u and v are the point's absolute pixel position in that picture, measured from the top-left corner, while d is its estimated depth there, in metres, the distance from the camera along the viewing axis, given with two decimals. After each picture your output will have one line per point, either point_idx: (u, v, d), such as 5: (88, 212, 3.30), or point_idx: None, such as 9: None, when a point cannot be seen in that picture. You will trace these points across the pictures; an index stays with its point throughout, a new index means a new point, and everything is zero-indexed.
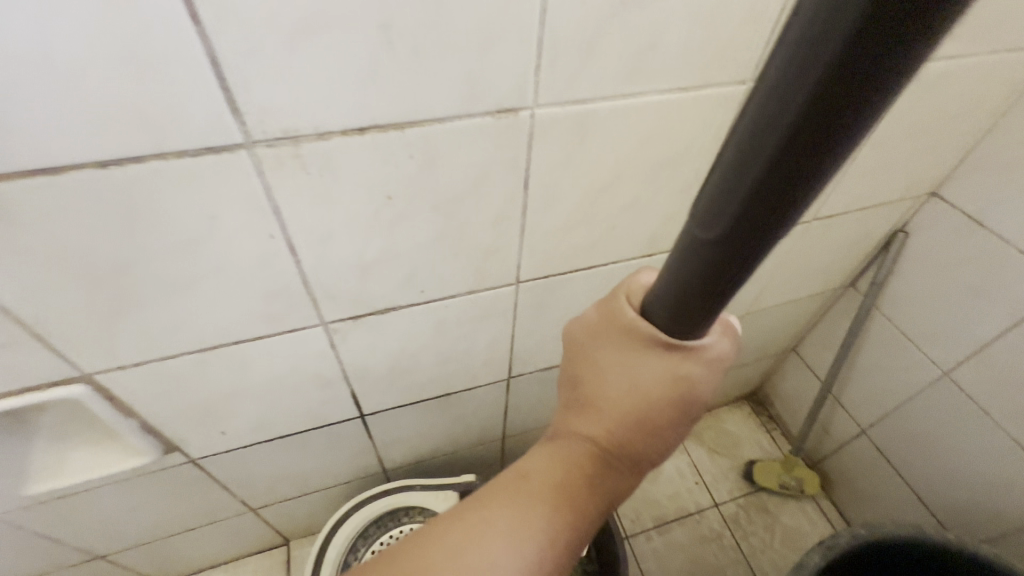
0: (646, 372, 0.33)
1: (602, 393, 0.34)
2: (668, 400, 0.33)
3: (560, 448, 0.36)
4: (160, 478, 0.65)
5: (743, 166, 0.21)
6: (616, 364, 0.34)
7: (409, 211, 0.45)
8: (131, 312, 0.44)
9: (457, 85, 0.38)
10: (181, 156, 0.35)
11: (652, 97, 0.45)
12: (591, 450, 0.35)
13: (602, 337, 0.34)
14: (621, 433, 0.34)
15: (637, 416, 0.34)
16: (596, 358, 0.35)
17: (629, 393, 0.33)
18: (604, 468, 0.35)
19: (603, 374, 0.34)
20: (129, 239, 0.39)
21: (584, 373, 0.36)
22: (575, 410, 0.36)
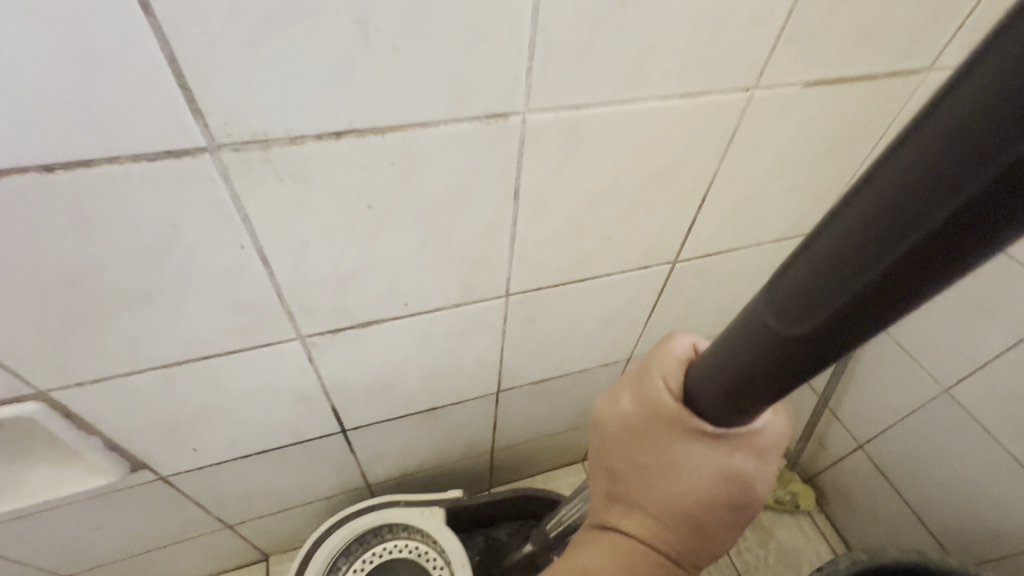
0: (701, 468, 0.31)
1: (650, 493, 0.32)
2: (718, 491, 0.31)
3: (607, 544, 0.33)
4: (128, 496, 0.61)
5: (844, 267, 0.20)
6: (666, 462, 0.31)
7: (390, 221, 0.42)
8: (88, 326, 0.40)
9: (442, 88, 0.35)
10: (137, 159, 0.32)
11: (651, 103, 0.42)
12: (640, 549, 0.32)
13: (645, 429, 0.32)
14: (672, 529, 0.32)
15: (694, 513, 0.32)
16: (641, 450, 0.32)
17: (684, 491, 0.31)
18: (662, 566, 0.33)
19: (653, 472, 0.32)
20: (82, 248, 0.35)
21: (626, 467, 0.33)
22: (620, 504, 0.34)
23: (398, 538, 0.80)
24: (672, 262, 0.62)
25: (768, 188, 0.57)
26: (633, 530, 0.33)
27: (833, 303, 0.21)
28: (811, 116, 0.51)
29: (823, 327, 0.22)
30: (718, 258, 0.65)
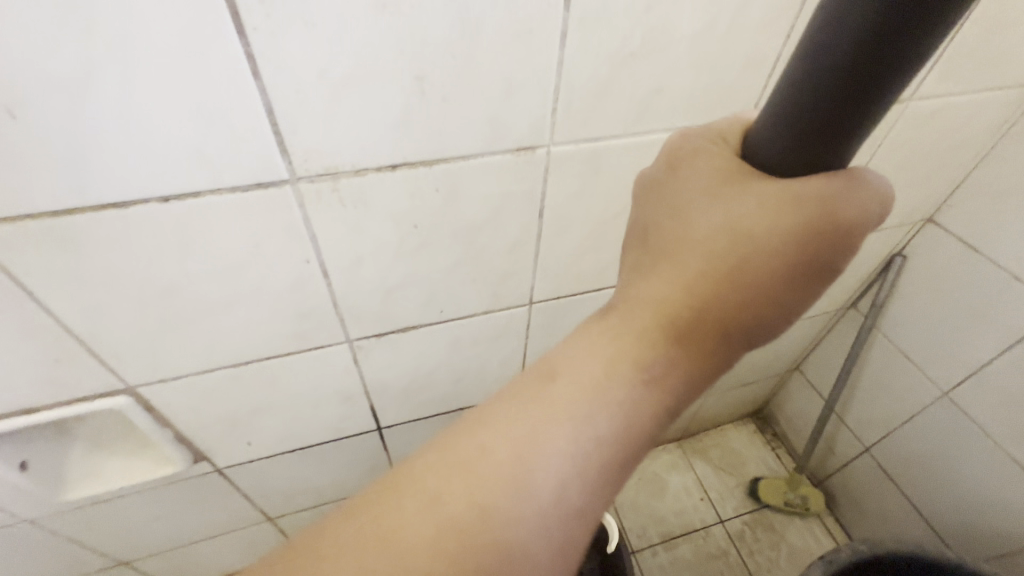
0: (752, 198, 0.32)
1: (690, 232, 0.34)
2: (774, 236, 0.32)
3: (642, 295, 0.35)
4: (187, 486, 0.68)
5: (815, 75, 0.27)
6: (713, 194, 0.34)
7: (433, 238, 0.49)
8: (176, 329, 0.47)
9: (482, 127, 0.42)
10: (233, 190, 0.39)
11: (659, 135, 0.49)
12: (680, 299, 0.34)
13: (693, 170, 0.35)
14: (711, 281, 0.34)
15: (730, 256, 0.33)
16: (688, 190, 0.35)
17: (724, 226, 0.33)
18: (691, 320, 0.34)
19: (695, 208, 0.34)
20: (181, 263, 0.42)
21: (666, 212, 0.36)
22: (658, 253, 0.36)
23: None
24: None
25: None
26: (671, 274, 0.34)
27: (819, 102, 0.28)
28: None
29: (816, 121, 0.28)
30: None
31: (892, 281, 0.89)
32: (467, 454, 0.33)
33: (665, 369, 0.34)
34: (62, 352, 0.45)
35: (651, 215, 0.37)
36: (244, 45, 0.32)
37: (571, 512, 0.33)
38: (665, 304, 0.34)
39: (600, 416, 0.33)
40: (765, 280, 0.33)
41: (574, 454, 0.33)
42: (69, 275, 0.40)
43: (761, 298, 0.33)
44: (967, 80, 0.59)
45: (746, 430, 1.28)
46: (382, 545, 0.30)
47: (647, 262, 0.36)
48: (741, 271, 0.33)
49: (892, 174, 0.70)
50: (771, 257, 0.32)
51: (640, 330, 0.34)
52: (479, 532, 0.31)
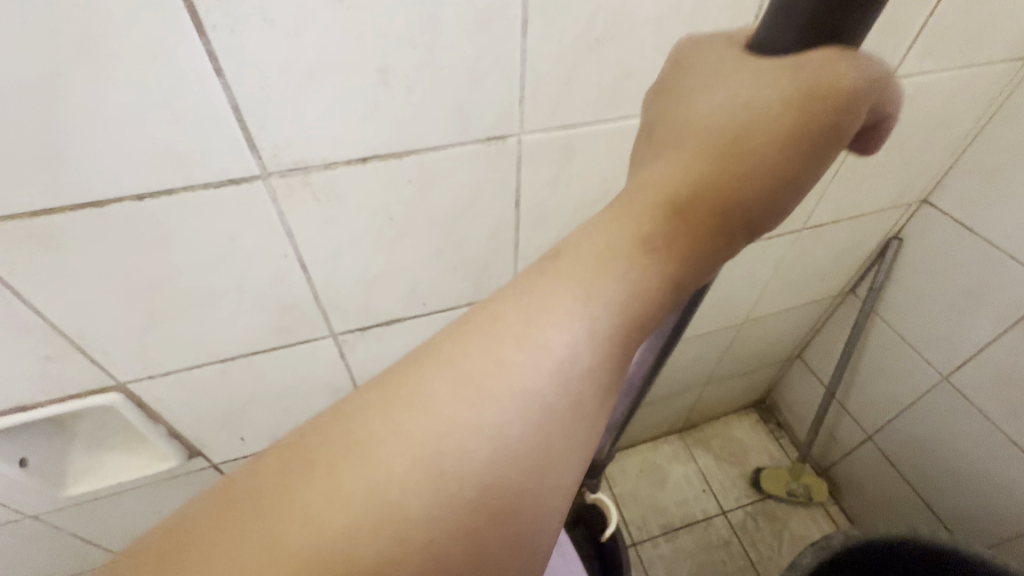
0: (759, 72, 0.32)
1: (699, 113, 0.34)
2: (778, 107, 0.32)
3: (654, 173, 0.33)
4: (185, 482, 0.69)
5: None
6: (722, 75, 0.34)
7: (409, 230, 0.49)
8: (162, 326, 0.48)
9: (449, 118, 0.42)
10: (207, 186, 0.40)
11: (631, 121, 0.49)
12: (684, 177, 0.32)
13: (701, 65, 0.36)
14: (714, 158, 0.32)
15: (740, 129, 0.32)
16: (697, 81, 0.35)
17: (733, 101, 0.32)
18: (702, 192, 0.32)
19: (703, 92, 0.34)
20: (161, 260, 0.43)
21: (675, 102, 0.35)
22: (671, 136, 0.34)
23: None
24: None
25: None
26: (684, 151, 0.33)
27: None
28: None
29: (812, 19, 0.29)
30: None
31: (888, 265, 0.87)
32: (480, 323, 0.30)
33: (679, 242, 0.32)
34: (52, 350, 0.46)
35: (659, 109, 0.36)
36: (206, 44, 0.33)
37: (591, 375, 0.30)
38: (679, 176, 0.32)
39: (613, 286, 0.31)
40: (772, 153, 0.32)
41: (591, 316, 0.30)
42: (52, 274, 0.41)
43: (768, 172, 0.33)
44: (952, 56, 0.58)
45: (748, 419, 1.27)
46: (404, 407, 0.28)
47: (656, 150, 0.35)
48: (748, 144, 0.32)
49: (880, 155, 0.69)
50: (780, 125, 0.32)
51: (650, 203, 0.32)
52: (499, 392, 0.29)
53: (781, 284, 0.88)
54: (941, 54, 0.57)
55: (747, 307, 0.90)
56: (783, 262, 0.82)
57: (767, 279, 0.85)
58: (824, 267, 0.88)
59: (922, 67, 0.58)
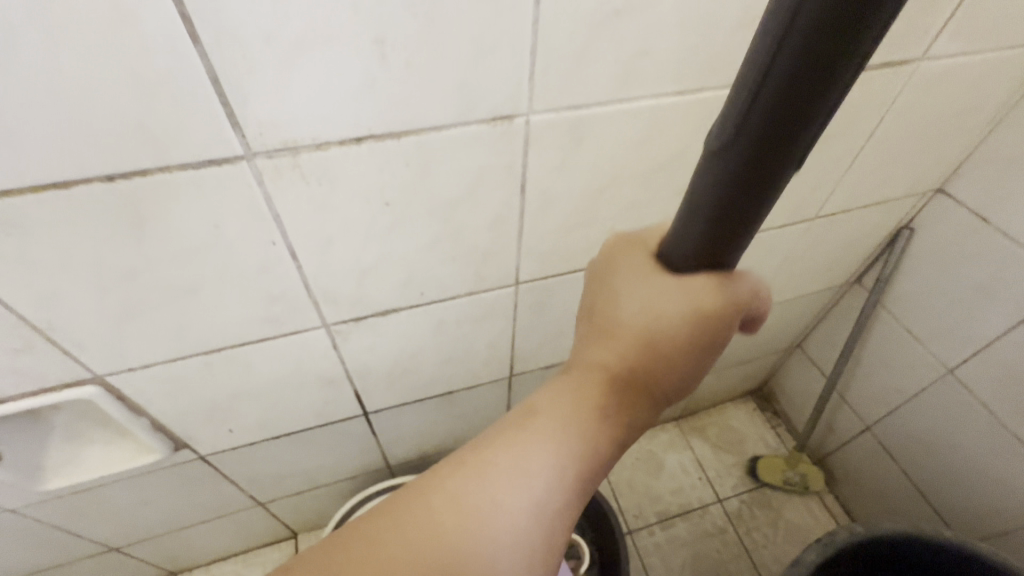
0: (664, 286, 0.34)
1: (616, 316, 0.36)
2: (681, 325, 0.34)
3: (577, 374, 0.37)
4: (172, 473, 0.67)
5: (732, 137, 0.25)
6: (633, 284, 0.35)
7: (407, 217, 0.46)
8: (141, 315, 0.45)
9: (452, 96, 0.39)
10: (185, 168, 0.36)
11: (648, 102, 0.45)
12: (605, 378, 0.36)
13: (624, 255, 0.37)
14: (631, 359, 0.36)
15: (647, 340, 0.35)
16: (617, 275, 0.36)
17: (642, 315, 0.35)
18: (617, 396, 0.36)
19: (618, 293, 0.36)
20: (138, 248, 0.40)
21: (599, 291, 0.38)
22: (594, 329, 0.37)
23: None
24: None
25: None
26: (603, 352, 0.36)
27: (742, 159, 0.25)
28: None
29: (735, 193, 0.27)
30: None
31: (897, 255, 0.85)
32: (473, 461, 0.35)
33: (601, 442, 0.36)
34: (22, 342, 0.43)
35: (589, 292, 0.39)
36: (178, 6, 0.29)
37: (563, 512, 0.35)
38: (595, 381, 0.36)
39: (553, 466, 0.35)
40: (676, 359, 0.35)
41: (550, 477, 0.35)
42: (16, 261, 0.37)
43: (682, 366, 0.36)
44: (984, 38, 0.55)
45: (746, 407, 1.27)
46: (419, 536, 0.32)
47: (584, 336, 0.38)
48: (659, 349, 0.35)
49: (901, 142, 0.66)
50: (680, 341, 0.34)
51: (580, 397, 0.36)
52: (492, 524, 0.33)
53: (788, 274, 0.86)
54: (973, 35, 0.54)
55: None
56: (790, 251, 0.80)
57: (774, 268, 0.82)
58: (831, 256, 0.85)
59: (953, 49, 0.55)
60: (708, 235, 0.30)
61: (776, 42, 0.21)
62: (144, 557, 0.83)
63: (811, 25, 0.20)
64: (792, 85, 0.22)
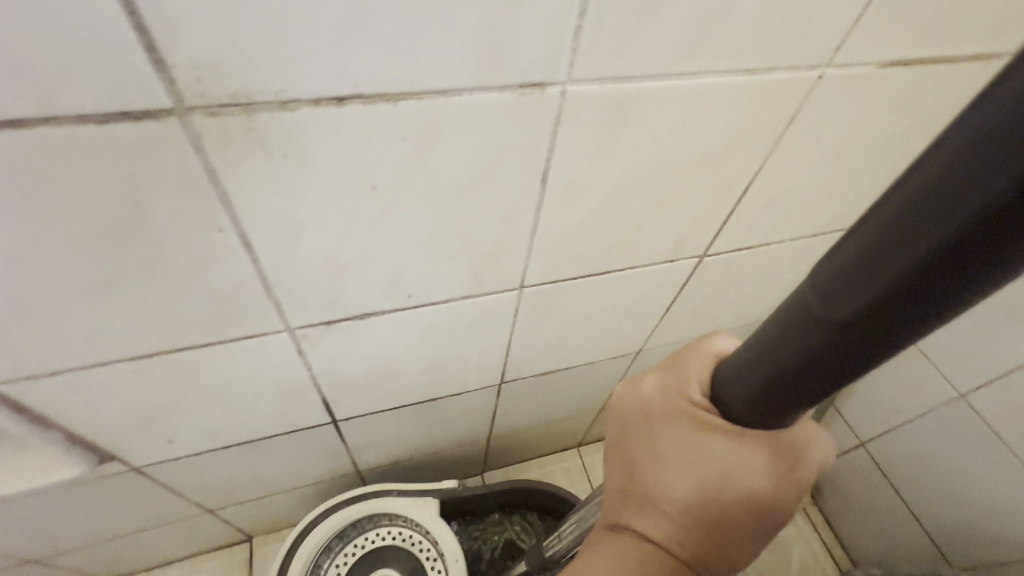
0: (721, 454, 0.31)
1: (666, 487, 0.32)
2: (745, 501, 0.31)
3: (628, 551, 0.32)
4: (98, 486, 0.56)
5: (857, 273, 0.20)
6: (682, 452, 0.32)
7: (398, 205, 0.36)
8: (40, 314, 0.34)
9: (470, 50, 0.29)
10: (87, 122, 0.26)
11: (709, 79, 0.36)
12: (658, 562, 0.31)
13: (667, 417, 0.34)
14: (687, 538, 0.31)
15: (707, 514, 0.31)
16: (660, 436, 0.33)
17: (699, 486, 0.31)
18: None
19: (666, 460, 0.32)
20: (25, 228, 0.29)
21: (642, 451, 0.34)
22: (643, 496, 0.33)
23: (380, 527, 0.77)
24: (701, 256, 0.57)
25: (816, 180, 0.51)
26: (656, 526, 0.32)
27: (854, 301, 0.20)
28: (879, 104, 0.45)
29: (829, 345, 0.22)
30: (752, 253, 0.60)
31: None
32: None
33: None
34: None
35: (627, 449, 0.35)
36: None
37: None
38: (653, 564, 0.31)
39: None
40: (740, 532, 0.31)
41: None
42: None
43: (742, 547, 0.32)
44: None
45: None
46: None
47: (629, 503, 0.34)
48: (721, 527, 0.31)
49: None
50: (744, 517, 0.31)
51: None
52: None
53: None
54: None
55: None
56: None
57: None
58: None
59: None
60: (785, 373, 0.25)
61: (959, 195, 0.17)
62: (70, 567, 0.72)
63: (984, 213, 0.16)
64: (952, 255, 0.17)
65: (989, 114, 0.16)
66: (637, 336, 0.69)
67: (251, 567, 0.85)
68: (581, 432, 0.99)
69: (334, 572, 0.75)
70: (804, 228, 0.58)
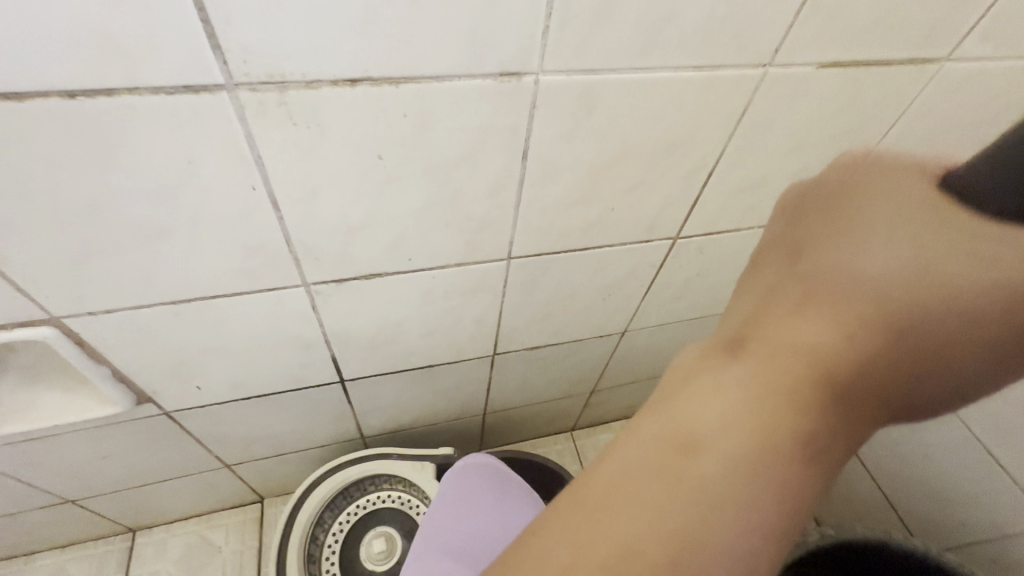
0: (971, 247, 0.27)
1: (864, 264, 0.28)
2: (948, 294, 0.27)
3: (759, 354, 0.28)
4: (132, 428, 0.64)
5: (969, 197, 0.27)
6: (886, 239, 0.28)
7: (400, 173, 0.43)
8: (104, 256, 0.42)
9: (458, 44, 0.36)
10: (157, 92, 0.33)
11: (664, 74, 0.43)
12: (830, 349, 0.27)
13: (882, 191, 0.29)
14: (873, 327, 0.27)
15: (892, 316, 0.27)
16: (871, 211, 0.29)
17: (907, 272, 0.27)
18: (829, 375, 0.27)
19: (859, 242, 0.28)
20: (102, 177, 0.37)
21: (836, 234, 0.29)
22: (803, 289, 0.28)
23: (381, 489, 0.83)
24: (674, 239, 0.63)
25: (775, 168, 0.57)
26: (811, 325, 0.28)
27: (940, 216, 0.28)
28: (825, 101, 0.51)
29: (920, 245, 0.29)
30: (721, 237, 0.66)
31: None
32: (630, 447, 0.28)
33: (805, 448, 0.27)
34: None
35: (793, 240, 0.30)
36: None
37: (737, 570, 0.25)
38: (788, 371, 0.27)
39: (744, 467, 0.26)
40: (982, 353, 0.28)
41: (736, 491, 0.26)
42: None
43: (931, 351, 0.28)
44: (1017, 42, 0.51)
45: None
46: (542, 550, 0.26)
47: (776, 305, 0.29)
48: (911, 317, 0.27)
49: (914, 149, 0.62)
50: (951, 310, 0.27)
51: (784, 369, 0.27)
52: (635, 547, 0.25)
53: None
54: (1004, 39, 0.50)
55: None
56: None
57: None
58: None
59: (980, 51, 0.51)
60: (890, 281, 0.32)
61: None
62: (101, 512, 0.80)
63: None
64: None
65: None
66: (620, 315, 0.75)
67: (260, 525, 0.92)
68: (573, 415, 1.05)
69: (337, 529, 0.81)
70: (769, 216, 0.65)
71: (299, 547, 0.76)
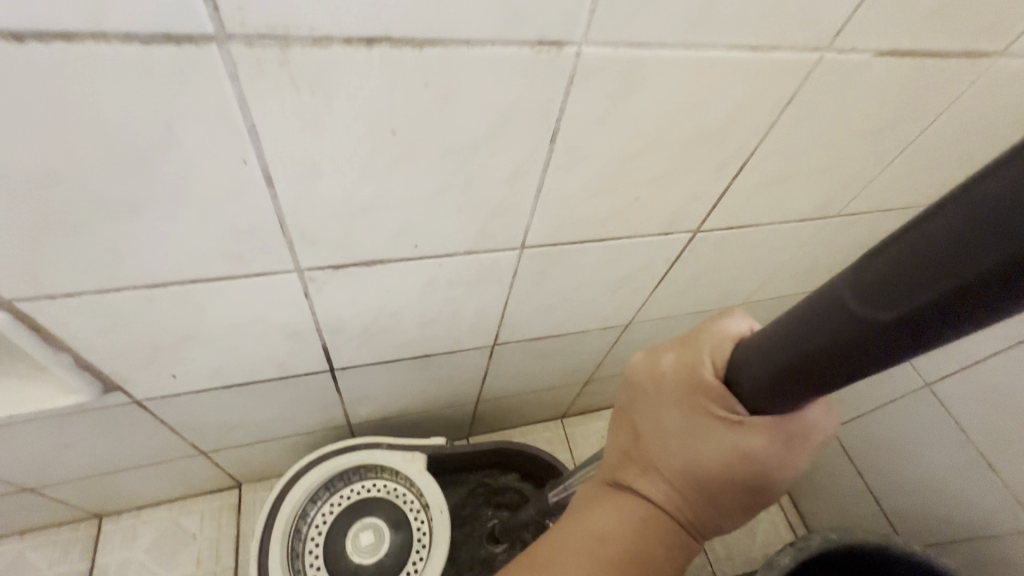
0: (738, 437, 0.32)
1: (661, 451, 0.35)
2: (735, 473, 0.33)
3: (619, 505, 0.36)
4: (99, 416, 0.58)
5: (830, 320, 0.25)
6: (691, 429, 0.34)
7: (415, 152, 0.38)
8: (66, 233, 0.36)
9: (495, 4, 0.30)
10: (131, 42, 0.27)
11: (716, 53, 0.38)
12: (649, 514, 0.35)
13: (674, 390, 0.35)
14: (679, 497, 0.35)
15: (706, 483, 0.34)
16: (665, 410, 0.35)
17: (688, 462, 0.34)
18: (649, 534, 0.35)
19: (661, 437, 0.35)
20: (62, 142, 0.30)
21: (647, 426, 0.36)
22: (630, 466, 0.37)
23: (366, 479, 0.80)
24: (694, 232, 0.59)
25: (807, 162, 0.54)
26: (652, 487, 0.35)
27: (828, 336, 0.25)
28: (872, 92, 0.47)
29: (796, 360, 0.28)
30: (739, 232, 0.62)
31: None
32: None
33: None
34: None
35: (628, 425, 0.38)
36: None
37: None
38: (639, 516, 0.35)
39: None
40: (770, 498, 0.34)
41: None
42: None
43: (724, 505, 0.34)
44: None
45: None
46: None
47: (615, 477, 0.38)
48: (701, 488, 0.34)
49: (947, 144, 0.58)
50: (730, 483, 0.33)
51: (617, 530, 0.35)
52: None
53: (791, 275, 0.77)
54: None
55: (746, 294, 0.78)
56: (805, 249, 0.71)
57: (782, 267, 0.74)
58: (839, 260, 0.77)
59: None
60: (768, 381, 0.30)
61: (926, 277, 0.21)
62: (64, 500, 0.75)
63: (928, 302, 0.21)
64: (907, 322, 0.22)
65: (965, 209, 0.20)
66: (625, 306, 0.71)
67: (238, 512, 0.87)
68: (565, 402, 1.02)
69: (320, 520, 0.77)
70: (790, 213, 0.62)
71: (284, 542, 0.72)
